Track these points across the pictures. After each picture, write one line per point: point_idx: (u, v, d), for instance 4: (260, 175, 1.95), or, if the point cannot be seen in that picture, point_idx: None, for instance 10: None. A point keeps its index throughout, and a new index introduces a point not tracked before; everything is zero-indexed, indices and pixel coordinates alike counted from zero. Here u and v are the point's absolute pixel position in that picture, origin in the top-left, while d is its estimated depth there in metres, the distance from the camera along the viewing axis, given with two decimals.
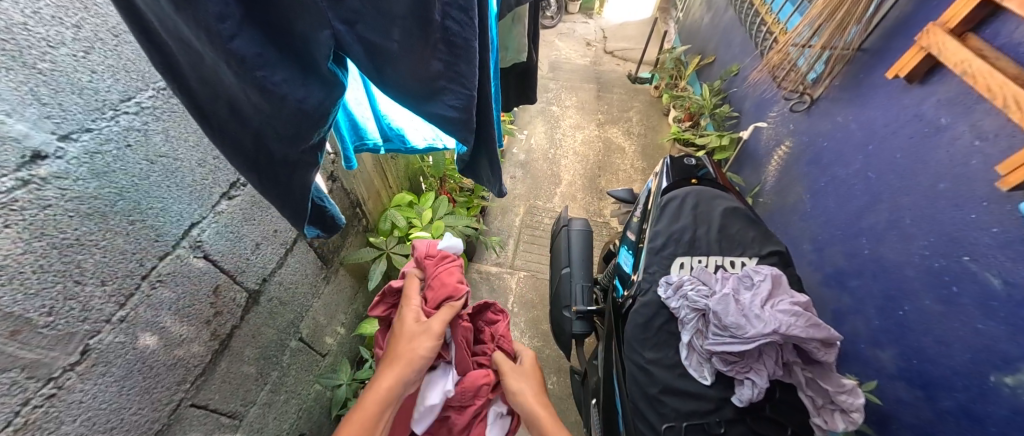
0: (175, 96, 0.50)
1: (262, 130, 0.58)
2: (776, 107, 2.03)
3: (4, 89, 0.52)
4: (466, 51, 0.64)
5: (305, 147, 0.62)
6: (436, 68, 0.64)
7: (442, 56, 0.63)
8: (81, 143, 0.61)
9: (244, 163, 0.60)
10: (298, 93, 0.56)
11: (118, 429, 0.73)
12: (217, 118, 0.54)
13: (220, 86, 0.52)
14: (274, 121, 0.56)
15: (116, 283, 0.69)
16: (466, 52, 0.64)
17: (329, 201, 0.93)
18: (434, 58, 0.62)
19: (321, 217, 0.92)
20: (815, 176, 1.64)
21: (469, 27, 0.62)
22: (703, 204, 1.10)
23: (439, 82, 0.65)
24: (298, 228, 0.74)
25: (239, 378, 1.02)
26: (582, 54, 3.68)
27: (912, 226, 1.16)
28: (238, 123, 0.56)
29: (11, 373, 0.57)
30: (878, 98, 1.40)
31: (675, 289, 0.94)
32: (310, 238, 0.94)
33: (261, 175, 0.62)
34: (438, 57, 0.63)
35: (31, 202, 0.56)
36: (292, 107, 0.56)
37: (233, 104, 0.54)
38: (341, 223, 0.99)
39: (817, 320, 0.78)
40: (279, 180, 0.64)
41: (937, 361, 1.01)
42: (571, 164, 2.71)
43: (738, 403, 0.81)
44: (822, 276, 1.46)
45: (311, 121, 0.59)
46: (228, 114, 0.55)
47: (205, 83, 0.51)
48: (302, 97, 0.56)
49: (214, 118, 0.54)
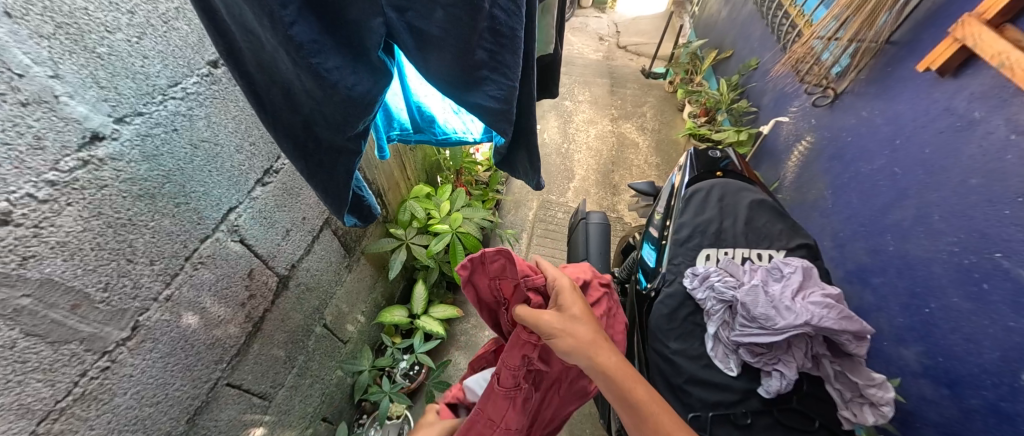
0: (237, 81, 0.58)
1: (311, 117, 0.64)
2: (797, 101, 2.00)
3: (68, 72, 0.54)
4: (512, 40, 0.62)
5: (350, 134, 0.66)
6: (480, 57, 0.62)
7: (485, 43, 0.61)
8: (134, 126, 0.63)
9: (292, 147, 0.67)
10: (348, 81, 0.57)
11: (163, 404, 0.76)
12: (270, 98, 0.61)
13: (275, 72, 0.58)
14: (324, 108, 0.61)
15: (163, 263, 0.72)
16: (511, 43, 0.62)
17: (367, 192, 0.98)
18: (479, 47, 0.60)
19: (359, 206, 0.98)
20: (838, 171, 1.61)
21: (516, 17, 0.60)
22: (729, 196, 1.10)
23: (483, 70, 0.63)
24: (337, 215, 0.82)
25: (269, 360, 1.05)
26: (595, 49, 3.65)
27: (941, 222, 1.13)
28: (290, 109, 0.63)
29: (72, 345, 0.60)
30: (907, 91, 1.37)
31: (700, 280, 0.95)
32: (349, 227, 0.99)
33: (308, 160, 0.70)
34: (483, 46, 0.61)
35: (91, 182, 0.59)
36: (343, 93, 0.58)
37: (286, 89, 0.61)
38: (376, 214, 1.05)
39: (850, 313, 0.78)
40: (324, 166, 0.71)
41: (965, 358, 0.99)
42: (585, 159, 2.70)
43: (766, 395, 0.81)
44: (845, 272, 1.44)
45: (358, 108, 0.61)
46: (281, 97, 0.62)
47: (266, 67, 0.58)
48: (351, 83, 0.58)
49: (268, 99, 0.61)
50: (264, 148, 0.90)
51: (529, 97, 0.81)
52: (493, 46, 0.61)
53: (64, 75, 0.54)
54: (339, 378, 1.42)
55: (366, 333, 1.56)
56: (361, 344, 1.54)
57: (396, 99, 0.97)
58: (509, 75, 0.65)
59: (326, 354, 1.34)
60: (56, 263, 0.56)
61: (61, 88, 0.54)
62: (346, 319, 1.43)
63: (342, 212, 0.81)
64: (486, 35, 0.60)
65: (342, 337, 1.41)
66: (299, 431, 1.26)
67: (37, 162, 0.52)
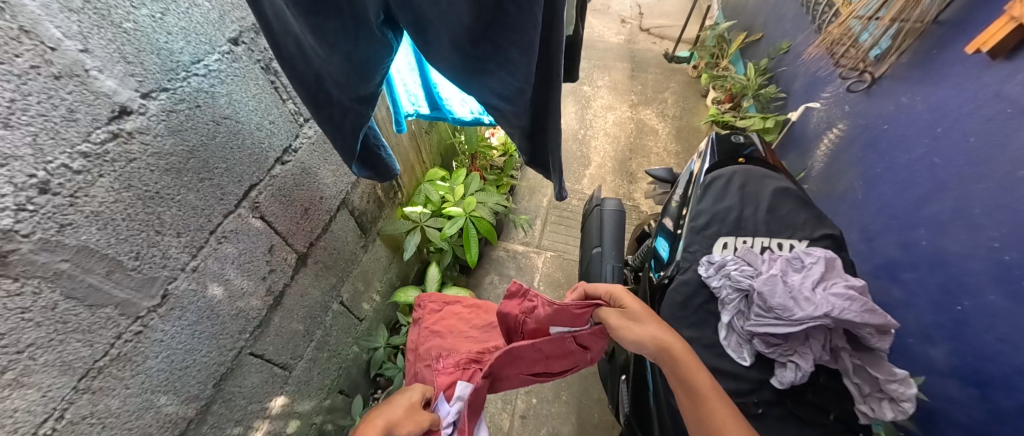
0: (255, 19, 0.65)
1: (321, 72, 0.71)
2: (830, 87, 1.89)
3: (97, 46, 0.56)
4: (522, 38, 0.57)
5: (355, 93, 0.72)
6: (486, 49, 0.60)
7: (492, 38, 0.59)
8: (159, 101, 0.65)
9: (304, 93, 0.75)
10: (347, 49, 0.62)
11: (192, 368, 0.80)
12: (287, 51, 0.69)
13: (287, 23, 0.64)
14: (325, 60, 0.66)
15: (189, 236, 0.75)
16: (522, 39, 0.58)
17: (387, 151, 1.03)
18: (487, 40, 0.59)
19: (377, 165, 1.04)
20: (872, 161, 1.53)
21: (528, 11, 0.54)
22: (751, 183, 1.06)
23: (491, 64, 0.62)
24: (348, 163, 0.90)
25: (290, 333, 1.10)
26: (617, 31, 3.48)
27: (983, 216, 1.07)
28: (304, 61, 0.70)
29: (108, 310, 0.63)
30: (952, 75, 1.28)
31: (717, 269, 0.92)
32: (360, 177, 1.04)
33: (319, 110, 0.78)
34: (490, 38, 0.59)
35: (121, 155, 0.61)
36: (339, 54, 0.63)
37: (299, 42, 0.67)
38: (396, 171, 1.10)
39: (873, 306, 0.74)
40: (333, 116, 0.78)
41: (997, 358, 0.94)
42: (602, 146, 2.65)
43: (778, 385, 0.80)
44: (872, 266, 1.38)
45: (359, 73, 0.67)
46: (295, 50, 0.68)
47: (281, 16, 0.63)
48: (349, 49, 0.62)
49: (285, 51, 0.69)
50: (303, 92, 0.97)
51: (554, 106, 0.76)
52: (502, 40, 0.59)
53: (93, 49, 0.56)
54: (356, 354, 1.48)
55: (380, 312, 1.60)
56: (376, 322, 1.59)
57: (418, 75, 0.98)
58: (516, 74, 0.62)
59: (342, 331, 1.38)
60: (91, 232, 0.59)
61: (91, 62, 0.55)
62: (362, 297, 1.46)
63: (351, 162, 0.89)
64: (493, 27, 0.58)
65: (358, 315, 1.45)
66: (318, 401, 1.31)
67: (70, 133, 0.54)
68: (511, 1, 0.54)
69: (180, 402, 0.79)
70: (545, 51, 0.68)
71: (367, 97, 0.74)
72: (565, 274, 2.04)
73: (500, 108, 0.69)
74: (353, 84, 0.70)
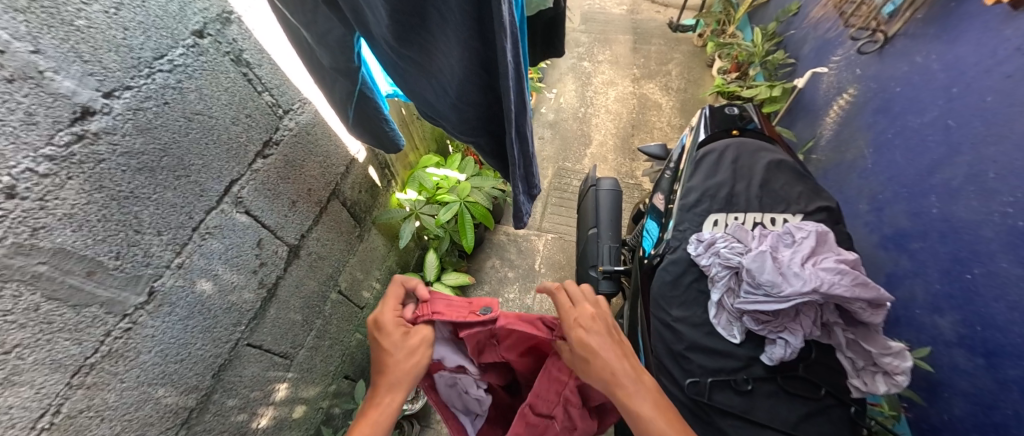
0: None
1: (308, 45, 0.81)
2: (840, 49, 1.77)
3: (49, 47, 0.55)
4: (444, 44, 0.61)
5: (331, 65, 0.79)
6: (418, 56, 0.65)
7: (418, 43, 0.63)
8: (124, 100, 0.65)
9: (308, 62, 0.86)
10: (307, 19, 0.71)
11: (187, 361, 0.83)
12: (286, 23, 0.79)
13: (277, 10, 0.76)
14: (302, 30, 0.75)
15: (171, 233, 0.76)
16: (446, 50, 0.62)
17: (393, 125, 1.02)
18: (420, 46, 0.63)
19: (384, 143, 1.05)
20: (882, 126, 1.44)
21: (445, 21, 0.58)
22: (744, 157, 1.03)
23: (430, 68, 0.67)
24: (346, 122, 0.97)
25: (288, 323, 1.12)
26: (619, 1, 3.30)
27: (996, 181, 1.01)
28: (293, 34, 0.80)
29: (93, 308, 0.65)
30: (971, 30, 1.18)
31: (706, 247, 0.90)
32: (367, 146, 1.06)
33: (317, 75, 0.87)
34: (421, 45, 0.63)
35: (89, 156, 0.61)
36: (308, 28, 0.73)
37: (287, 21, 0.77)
38: (401, 146, 1.08)
39: (866, 280, 0.73)
40: (327, 78, 0.86)
41: (1007, 329, 0.91)
42: (603, 123, 2.58)
43: (768, 362, 0.78)
44: (878, 237, 1.32)
45: (327, 47, 0.75)
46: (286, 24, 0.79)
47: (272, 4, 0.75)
48: (308, 21, 0.72)
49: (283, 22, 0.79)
50: (294, 82, 1.01)
51: (507, 134, 0.72)
52: (428, 45, 0.62)
53: (45, 50, 0.55)
54: (358, 341, 1.50)
55: (381, 299, 1.62)
56: None
57: None
58: (448, 87, 0.68)
59: (343, 319, 1.40)
60: (66, 233, 0.60)
61: (45, 63, 0.55)
62: (361, 285, 1.48)
63: (348, 121, 0.96)
64: (421, 33, 0.61)
65: (357, 303, 1.46)
66: (324, 387, 1.35)
67: (31, 137, 0.55)
68: (432, 11, 0.57)
69: (178, 393, 0.82)
70: (490, 73, 0.68)
71: (345, 70, 0.80)
72: (565, 255, 2.03)
73: (445, 107, 0.73)
74: (326, 56, 0.78)
